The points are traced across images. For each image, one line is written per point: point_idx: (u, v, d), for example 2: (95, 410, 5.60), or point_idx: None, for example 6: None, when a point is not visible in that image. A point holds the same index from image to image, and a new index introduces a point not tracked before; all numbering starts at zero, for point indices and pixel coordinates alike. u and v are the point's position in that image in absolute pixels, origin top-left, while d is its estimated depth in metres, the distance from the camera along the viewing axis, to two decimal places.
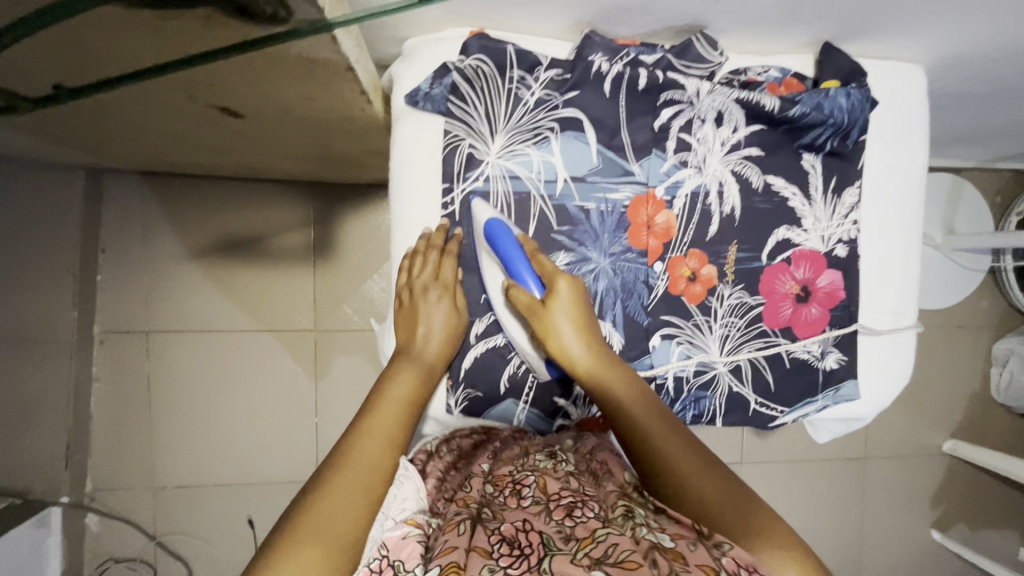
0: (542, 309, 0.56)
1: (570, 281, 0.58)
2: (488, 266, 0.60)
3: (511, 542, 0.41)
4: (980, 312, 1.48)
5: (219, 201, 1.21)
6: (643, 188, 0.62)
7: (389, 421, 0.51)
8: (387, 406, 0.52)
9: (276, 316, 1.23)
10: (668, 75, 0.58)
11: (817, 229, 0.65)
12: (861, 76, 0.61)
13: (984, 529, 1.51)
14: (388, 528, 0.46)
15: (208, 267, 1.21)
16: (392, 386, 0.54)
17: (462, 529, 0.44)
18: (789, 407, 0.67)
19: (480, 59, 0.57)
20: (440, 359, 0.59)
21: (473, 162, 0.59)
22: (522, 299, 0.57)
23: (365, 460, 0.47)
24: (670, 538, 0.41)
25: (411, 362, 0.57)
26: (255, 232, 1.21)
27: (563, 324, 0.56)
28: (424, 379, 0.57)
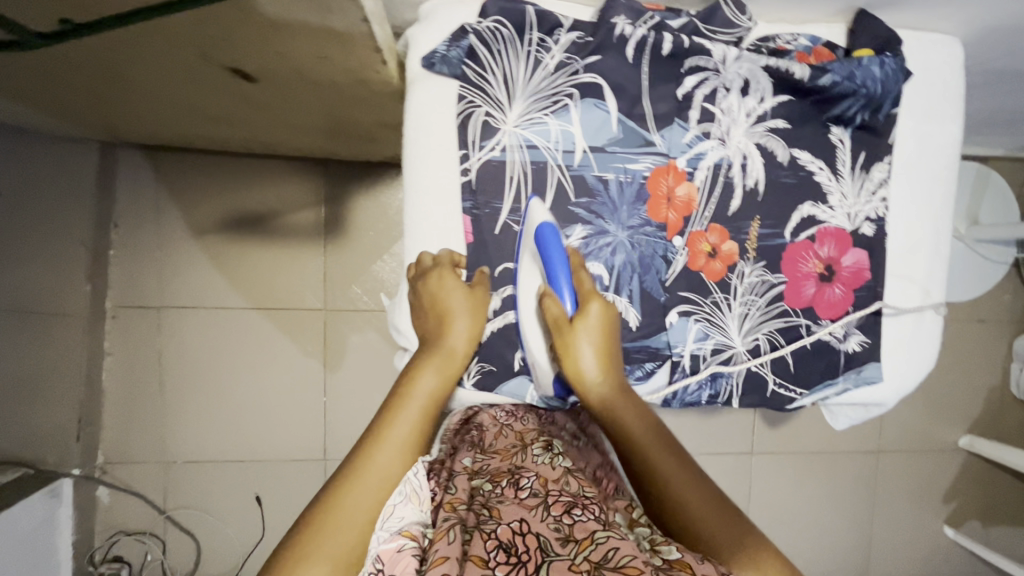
0: (568, 327, 0.54)
1: (604, 307, 0.56)
2: (527, 268, 0.59)
3: (507, 546, 0.42)
4: (1003, 307, 1.45)
5: (230, 177, 1.20)
6: (664, 159, 0.60)
7: (407, 423, 0.51)
8: (406, 405, 0.52)
9: (287, 295, 1.22)
10: (694, 40, 0.57)
11: (844, 206, 0.63)
12: (897, 44, 0.59)
13: (999, 527, 1.49)
14: (383, 539, 0.45)
15: (219, 244, 1.21)
16: (414, 382, 0.53)
17: (452, 536, 0.44)
18: (808, 389, 0.65)
19: (498, 21, 0.55)
20: (463, 349, 0.57)
21: (489, 129, 0.57)
22: (552, 311, 0.55)
23: (380, 466, 0.48)
24: (675, 550, 0.42)
25: (435, 352, 0.55)
26: (267, 209, 1.21)
27: (588, 348, 0.54)
28: (448, 372, 0.55)
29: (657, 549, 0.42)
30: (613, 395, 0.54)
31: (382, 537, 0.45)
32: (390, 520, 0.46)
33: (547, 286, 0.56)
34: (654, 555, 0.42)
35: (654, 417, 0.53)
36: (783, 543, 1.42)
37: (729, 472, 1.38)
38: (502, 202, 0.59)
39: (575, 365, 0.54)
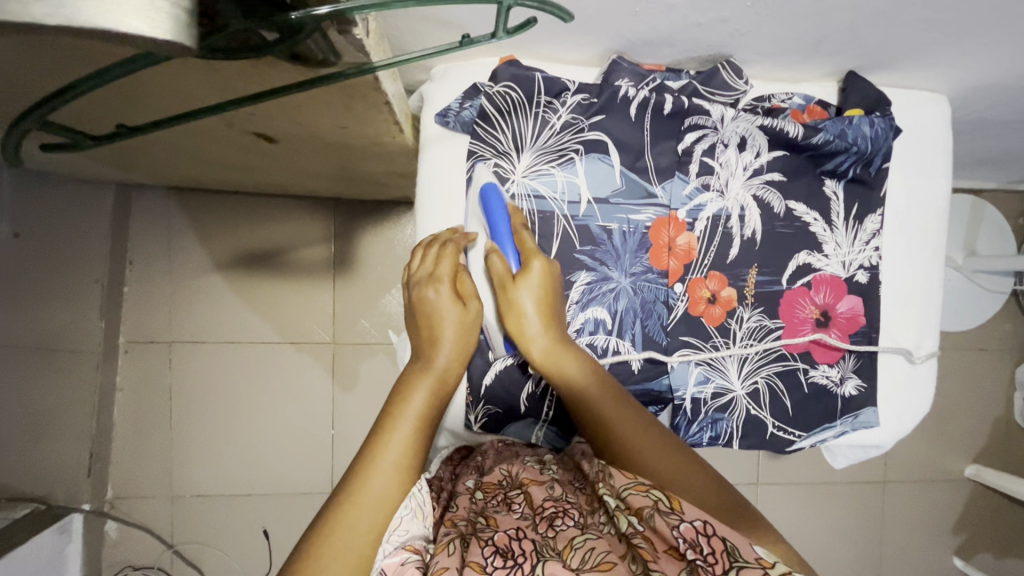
0: (511, 283, 0.54)
1: (547, 263, 0.55)
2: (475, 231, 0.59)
3: (504, 552, 0.46)
4: (1003, 336, 1.46)
5: (243, 216, 1.24)
6: (665, 211, 0.62)
7: (398, 444, 0.49)
8: (395, 426, 0.50)
9: (296, 329, 1.25)
10: (693, 100, 0.59)
11: (838, 254, 0.65)
12: (886, 104, 0.62)
13: (1009, 559, 1.47)
14: (388, 553, 0.47)
15: (231, 280, 1.24)
16: (402, 403, 0.51)
17: (452, 548, 0.48)
18: (807, 431, 0.66)
19: (509, 85, 0.58)
20: (455, 365, 0.54)
21: (500, 180, 0.60)
22: (496, 268, 0.55)
23: (373, 493, 0.47)
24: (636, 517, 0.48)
25: (427, 369, 0.53)
26: (277, 246, 1.24)
27: (529, 303, 0.53)
28: (440, 391, 0.53)
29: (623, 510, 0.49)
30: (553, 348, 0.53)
31: (387, 551, 0.47)
32: (396, 533, 0.48)
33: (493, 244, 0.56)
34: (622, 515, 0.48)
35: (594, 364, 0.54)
36: None
37: None
38: None
39: (517, 322, 0.53)
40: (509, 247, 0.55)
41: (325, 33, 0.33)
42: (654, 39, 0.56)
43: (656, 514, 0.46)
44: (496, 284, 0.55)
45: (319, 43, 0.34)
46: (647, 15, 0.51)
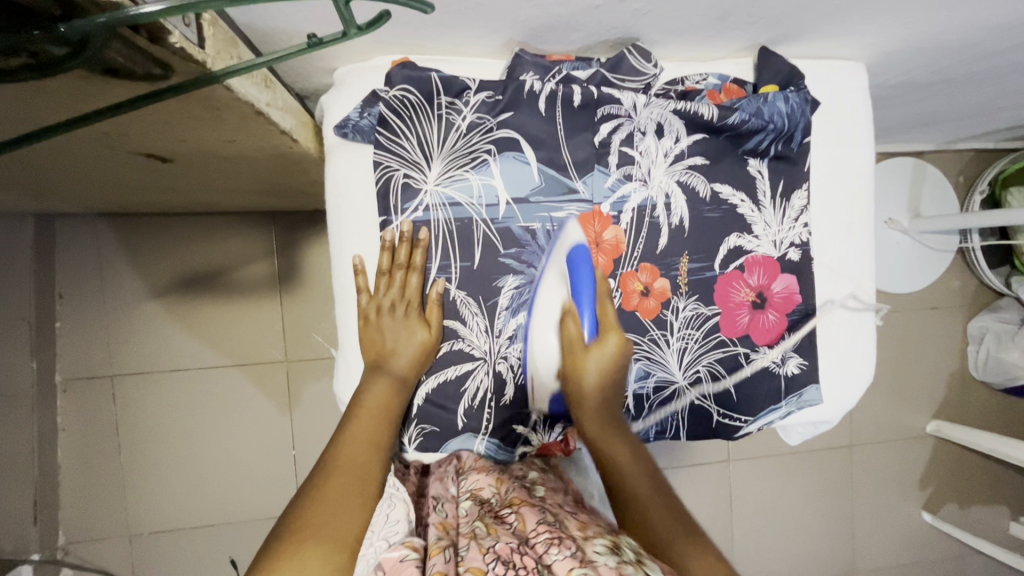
0: (582, 348, 0.58)
1: (622, 341, 0.59)
2: (549, 282, 0.59)
3: (506, 561, 0.47)
4: (954, 292, 1.49)
5: (176, 236, 1.17)
6: (589, 206, 0.60)
7: (363, 432, 0.55)
8: (365, 417, 0.55)
9: (246, 351, 1.20)
10: (602, 90, 0.57)
11: (769, 234, 0.64)
12: (799, 78, 0.61)
13: (974, 507, 1.52)
14: (386, 550, 0.52)
15: (170, 305, 1.18)
16: (366, 398, 0.56)
17: (449, 554, 0.50)
18: (753, 416, 0.66)
19: (405, 88, 0.54)
20: (411, 367, 0.57)
21: (411, 191, 0.57)
22: (571, 331, 0.58)
23: (351, 468, 0.53)
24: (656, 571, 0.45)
25: (383, 372, 0.57)
26: (216, 265, 1.18)
27: (595, 372, 0.58)
28: (401, 389, 0.57)
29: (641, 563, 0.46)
30: (602, 421, 0.60)
31: (383, 548, 0.51)
32: (390, 529, 0.53)
33: (572, 304, 0.59)
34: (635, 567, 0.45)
35: (638, 450, 0.59)
36: (770, 547, 1.43)
37: (708, 481, 1.38)
38: (429, 261, 0.58)
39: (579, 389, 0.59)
40: (587, 314, 0.58)
41: (133, 43, 0.30)
42: (557, 25, 0.53)
43: None
44: (566, 345, 0.59)
45: (127, 54, 0.30)
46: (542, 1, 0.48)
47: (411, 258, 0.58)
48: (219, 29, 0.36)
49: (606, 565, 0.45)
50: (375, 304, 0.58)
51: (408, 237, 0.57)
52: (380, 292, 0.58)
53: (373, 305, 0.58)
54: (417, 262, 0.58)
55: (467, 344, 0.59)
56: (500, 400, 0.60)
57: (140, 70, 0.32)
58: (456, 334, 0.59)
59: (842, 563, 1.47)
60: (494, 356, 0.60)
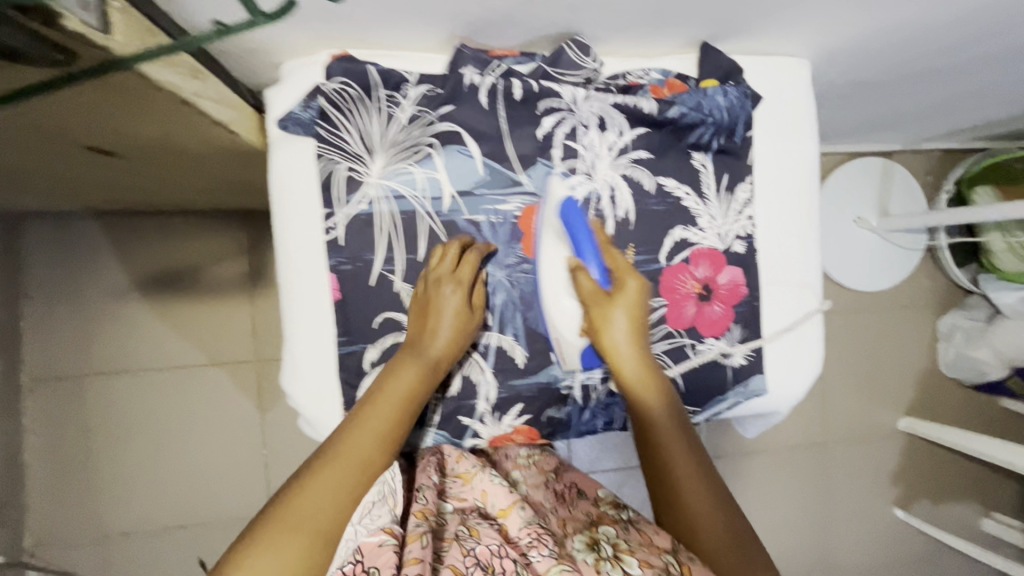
0: (605, 299, 0.59)
1: (639, 282, 0.60)
2: (550, 245, 0.60)
3: (485, 565, 0.53)
4: (923, 290, 1.52)
5: (145, 236, 1.17)
6: (533, 198, 0.61)
7: (382, 417, 0.54)
8: (386, 402, 0.54)
9: (217, 352, 1.20)
10: (543, 83, 0.58)
11: (713, 227, 0.65)
12: (738, 74, 0.62)
13: (946, 503, 1.54)
14: (365, 533, 0.52)
15: (138, 305, 1.17)
16: (391, 381, 0.55)
17: (425, 541, 0.53)
18: (700, 407, 0.67)
19: (344, 81, 0.55)
20: (445, 355, 0.57)
21: (354, 184, 0.57)
22: (587, 285, 0.59)
23: (353, 458, 0.52)
24: (637, 565, 0.53)
25: (417, 354, 0.56)
26: (186, 264, 1.18)
27: (620, 320, 0.59)
28: (427, 375, 0.56)
29: (619, 559, 0.54)
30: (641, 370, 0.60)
31: (363, 531, 0.51)
32: (367, 518, 0.52)
33: (577, 259, 0.60)
34: (614, 565, 0.54)
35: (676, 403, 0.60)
36: None
37: None
38: (374, 253, 0.59)
39: (608, 338, 0.59)
40: (597, 266, 0.60)
41: (28, 29, 0.30)
42: (496, 20, 0.54)
43: None
44: (585, 300, 0.60)
45: (20, 38, 0.30)
46: None
47: (466, 248, 0.59)
48: (130, 17, 0.36)
49: (585, 561, 0.56)
50: (423, 280, 0.58)
51: (468, 240, 0.59)
52: (432, 264, 0.58)
53: (425, 278, 0.58)
54: (474, 250, 0.59)
55: None
56: (446, 393, 0.62)
57: (41, 55, 0.32)
58: (402, 326, 0.60)
59: (816, 560, 1.48)
60: None
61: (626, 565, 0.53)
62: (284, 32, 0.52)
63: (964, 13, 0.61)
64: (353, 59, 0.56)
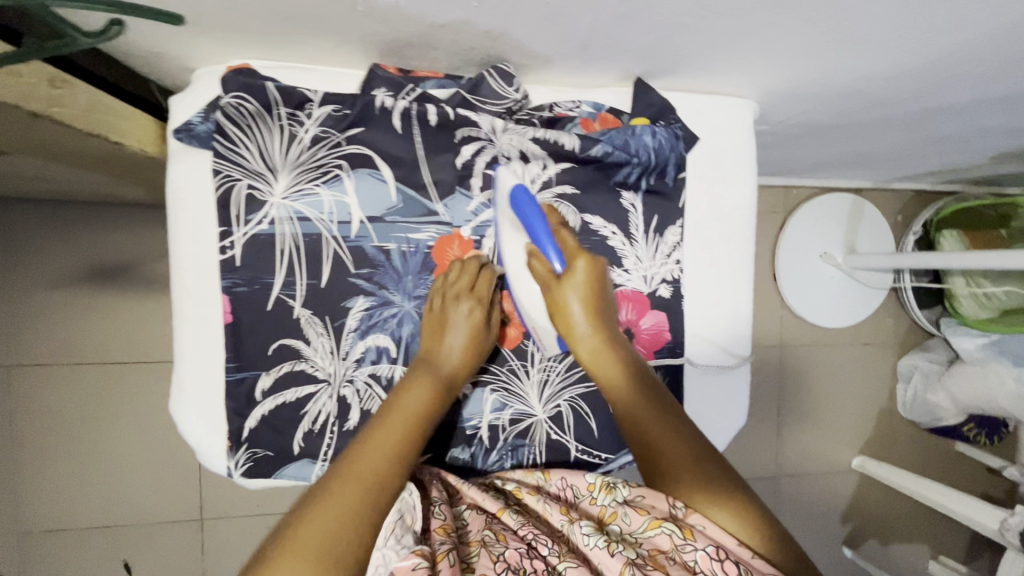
0: (555, 283, 0.55)
1: (591, 262, 0.56)
2: (510, 239, 0.58)
3: (515, 568, 0.50)
4: (885, 329, 1.51)
5: (78, 224, 1.10)
6: (448, 228, 0.58)
7: (393, 431, 0.51)
8: (395, 417, 0.52)
9: (151, 350, 1.15)
10: (459, 111, 0.55)
11: (639, 269, 0.63)
12: (669, 114, 0.60)
13: (895, 544, 1.53)
14: (396, 557, 0.47)
15: (71, 296, 1.12)
16: (405, 396, 0.53)
17: (452, 559, 0.49)
18: (613, 454, 0.64)
19: (240, 96, 0.51)
20: (461, 370, 0.56)
21: (254, 203, 0.54)
22: (540, 269, 0.56)
23: (366, 474, 0.48)
24: (654, 550, 0.51)
25: (430, 369, 0.55)
26: (120, 261, 1.12)
27: (575, 302, 0.55)
28: (439, 387, 0.55)
29: (633, 543, 0.53)
30: (599, 353, 0.56)
31: (393, 555, 0.46)
32: (392, 541, 0.47)
33: (534, 246, 0.56)
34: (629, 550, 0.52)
35: (644, 376, 0.56)
36: None
37: None
38: (272, 276, 0.56)
39: (565, 321, 0.56)
40: (549, 248, 0.55)
41: None
42: (411, 41, 0.51)
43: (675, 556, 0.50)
44: (541, 284, 0.57)
45: None
46: (379, 15, 0.46)
47: (481, 268, 0.58)
48: None
49: (597, 548, 0.52)
50: (439, 295, 0.57)
51: (478, 257, 0.59)
52: (449, 280, 0.57)
53: (440, 292, 0.57)
54: (487, 268, 0.59)
55: (311, 365, 0.57)
56: (344, 425, 0.58)
57: None
58: (299, 354, 0.56)
59: None
60: (339, 378, 0.57)
61: (640, 549, 0.52)
62: (180, 37, 0.49)
63: (905, 67, 0.59)
64: (254, 71, 0.52)
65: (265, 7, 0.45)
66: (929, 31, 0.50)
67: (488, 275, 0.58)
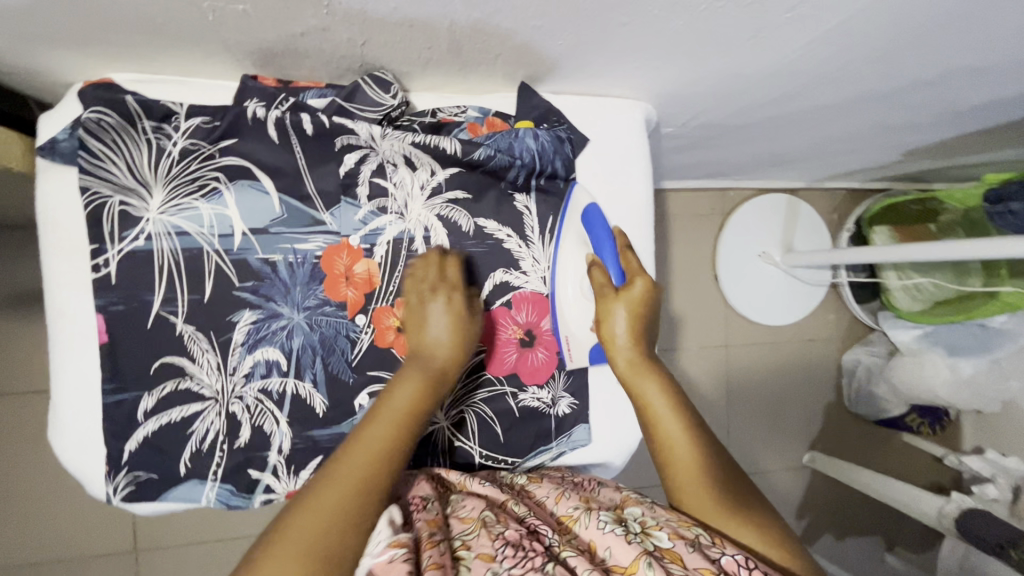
0: (610, 292, 0.58)
1: (649, 284, 0.58)
2: (568, 249, 0.62)
3: (515, 546, 0.45)
4: (829, 325, 1.53)
5: None
6: (336, 238, 0.58)
7: (382, 431, 0.48)
8: (385, 416, 0.49)
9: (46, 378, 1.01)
10: (335, 119, 0.55)
11: (537, 270, 0.63)
12: (553, 116, 0.62)
13: (849, 537, 1.54)
14: (375, 552, 0.44)
15: None
16: (392, 394, 0.51)
17: (442, 547, 0.45)
18: (521, 458, 0.64)
19: (100, 111, 0.51)
20: (450, 364, 0.55)
21: (129, 220, 0.53)
22: (598, 278, 0.59)
23: (352, 475, 0.45)
24: (667, 537, 0.47)
25: (418, 366, 0.53)
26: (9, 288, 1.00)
27: (622, 315, 0.57)
28: (430, 385, 0.52)
29: (648, 534, 0.48)
30: (640, 365, 0.57)
31: (371, 554, 0.44)
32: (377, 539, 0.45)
33: (595, 257, 0.60)
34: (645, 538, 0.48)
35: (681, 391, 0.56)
36: None
37: None
38: (152, 294, 0.54)
39: (608, 330, 0.57)
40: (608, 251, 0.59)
41: None
42: (279, 49, 0.51)
43: (695, 544, 0.46)
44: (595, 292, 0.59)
45: None
46: (234, 24, 0.46)
47: (451, 259, 0.59)
48: None
49: (613, 534, 0.48)
50: (415, 292, 0.57)
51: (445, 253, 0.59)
52: (421, 275, 0.57)
53: (414, 288, 0.57)
54: (453, 259, 0.59)
55: (196, 383, 0.55)
56: (234, 443, 0.56)
57: None
58: (183, 372, 0.55)
59: None
60: (228, 395, 0.56)
61: (656, 540, 0.47)
62: (37, 48, 0.48)
63: (778, 65, 0.60)
64: (116, 86, 0.52)
65: (112, 17, 0.44)
66: (784, 28, 0.52)
67: (456, 267, 0.58)
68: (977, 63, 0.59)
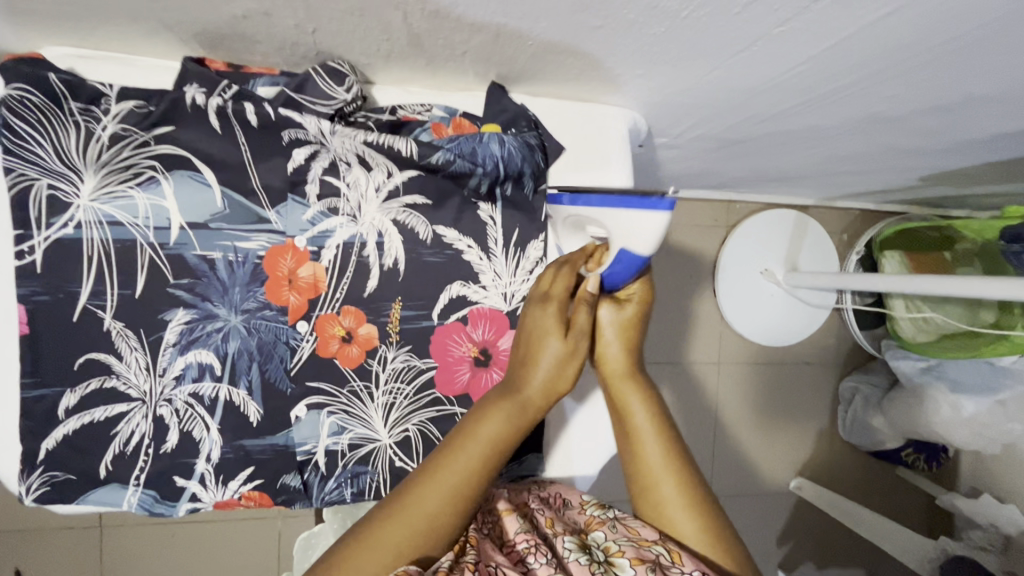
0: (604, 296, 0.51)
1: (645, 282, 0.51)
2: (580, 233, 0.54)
3: None
4: (827, 348, 1.48)
5: None
6: (281, 238, 0.54)
7: (462, 468, 0.44)
8: (468, 448, 0.44)
9: None
10: (281, 112, 0.52)
11: (498, 286, 0.59)
12: (523, 121, 0.58)
13: (831, 568, 1.49)
14: None
15: None
16: (481, 422, 0.46)
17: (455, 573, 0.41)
18: None
19: (23, 88, 0.47)
20: (540, 397, 0.48)
21: (57, 206, 0.49)
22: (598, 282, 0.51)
23: (417, 512, 0.42)
24: (629, 565, 0.43)
25: (512, 393, 0.47)
26: None
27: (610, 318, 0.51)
28: (518, 420, 0.46)
29: (612, 563, 0.44)
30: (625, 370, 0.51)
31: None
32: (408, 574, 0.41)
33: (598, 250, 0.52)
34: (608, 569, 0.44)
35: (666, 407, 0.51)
36: None
37: None
38: (78, 286, 0.51)
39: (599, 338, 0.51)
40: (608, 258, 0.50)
41: None
42: (224, 32, 0.47)
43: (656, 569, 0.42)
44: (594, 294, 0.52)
45: None
46: (167, 3, 0.42)
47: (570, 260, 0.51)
48: None
49: (578, 563, 0.44)
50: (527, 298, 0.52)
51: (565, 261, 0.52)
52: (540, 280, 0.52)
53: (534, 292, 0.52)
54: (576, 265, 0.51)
55: (122, 382, 0.52)
56: (160, 448, 0.53)
57: None
58: (109, 370, 0.52)
59: None
60: (155, 398, 0.53)
61: (619, 569, 0.43)
62: None
63: (774, 81, 0.55)
64: (44, 63, 0.49)
65: None
66: (776, 43, 0.46)
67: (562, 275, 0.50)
68: (997, 93, 0.53)
